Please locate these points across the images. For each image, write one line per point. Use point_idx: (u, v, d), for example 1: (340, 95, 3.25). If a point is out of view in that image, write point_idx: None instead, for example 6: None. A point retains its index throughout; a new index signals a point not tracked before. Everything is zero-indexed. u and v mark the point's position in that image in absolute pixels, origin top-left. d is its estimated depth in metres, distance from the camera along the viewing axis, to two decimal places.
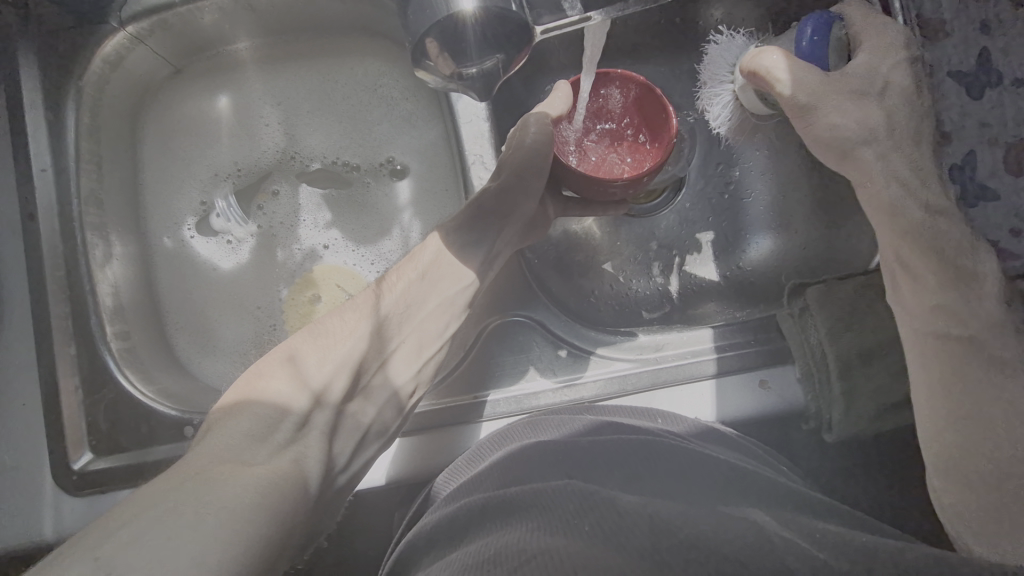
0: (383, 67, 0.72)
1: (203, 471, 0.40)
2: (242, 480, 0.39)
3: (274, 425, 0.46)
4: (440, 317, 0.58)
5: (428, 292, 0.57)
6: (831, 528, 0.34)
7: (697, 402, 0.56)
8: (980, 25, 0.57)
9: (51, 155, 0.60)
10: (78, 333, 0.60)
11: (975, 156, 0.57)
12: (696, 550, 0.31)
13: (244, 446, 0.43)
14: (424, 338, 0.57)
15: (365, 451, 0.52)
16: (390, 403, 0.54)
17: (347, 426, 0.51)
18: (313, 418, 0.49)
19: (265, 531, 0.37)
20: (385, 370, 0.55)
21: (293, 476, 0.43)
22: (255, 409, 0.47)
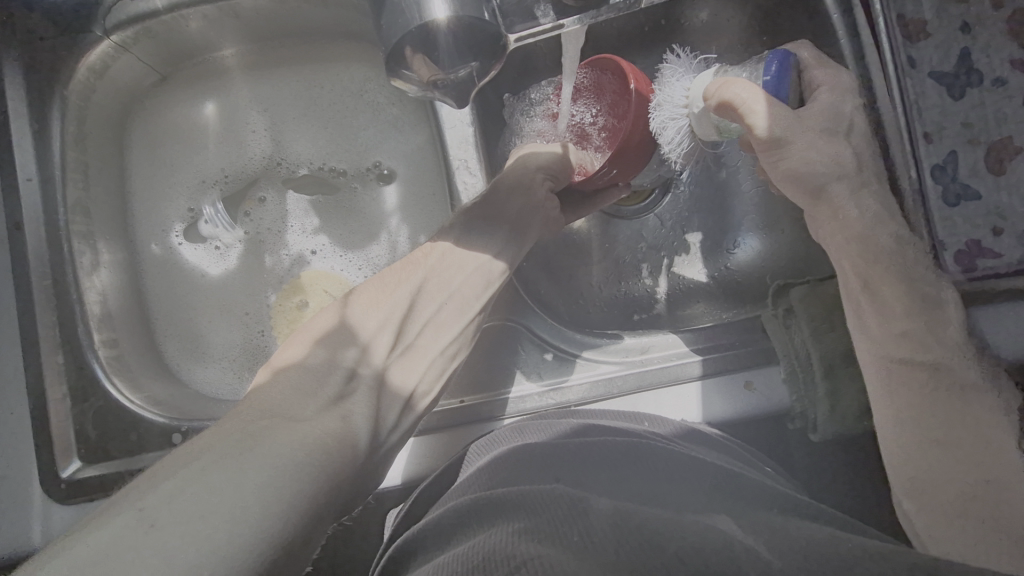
0: (369, 72, 0.72)
1: (250, 426, 0.38)
2: (288, 437, 0.38)
3: (321, 383, 0.44)
4: (472, 287, 0.55)
5: (461, 263, 0.55)
6: (814, 536, 0.34)
7: (682, 405, 0.56)
8: (960, 26, 0.58)
9: (37, 164, 0.60)
10: (65, 342, 0.60)
11: (956, 157, 0.57)
12: (680, 564, 0.31)
13: (292, 402, 0.41)
14: (458, 307, 0.54)
15: (412, 414, 0.50)
16: (429, 373, 0.52)
17: (392, 388, 0.48)
18: (358, 379, 0.46)
19: (308, 493, 0.36)
20: (426, 333, 0.53)
21: (341, 433, 0.41)
22: (294, 373, 0.44)
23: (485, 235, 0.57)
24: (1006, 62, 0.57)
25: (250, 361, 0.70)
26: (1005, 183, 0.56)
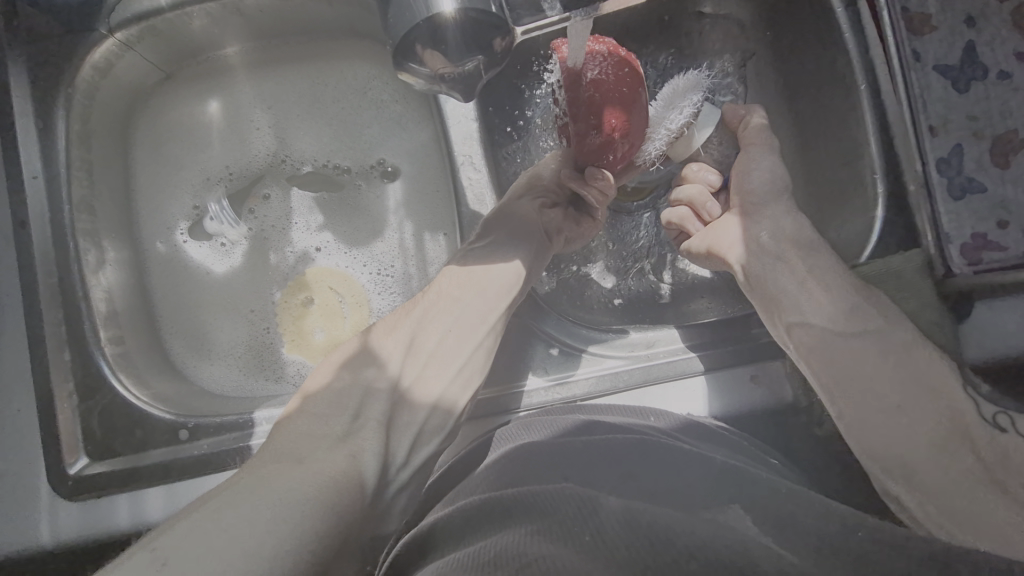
0: (372, 70, 0.72)
1: (263, 467, 0.41)
2: (297, 475, 0.40)
3: (329, 423, 0.46)
4: (480, 305, 0.55)
5: (470, 283, 0.56)
6: (824, 527, 0.34)
7: (687, 399, 0.57)
8: (963, 19, 0.55)
9: (42, 162, 0.60)
10: (72, 341, 0.59)
11: (961, 151, 0.55)
12: (694, 561, 0.31)
13: (309, 439, 0.45)
14: (468, 327, 0.54)
15: (427, 446, 0.51)
16: (443, 400, 0.52)
17: (408, 415, 0.51)
18: (371, 408, 0.49)
19: (317, 529, 0.38)
20: (434, 359, 0.53)
21: (350, 472, 0.43)
22: (313, 404, 0.48)
23: (487, 256, 0.57)
24: (1011, 56, 0.55)
25: (257, 359, 0.70)
26: (1011, 176, 0.54)
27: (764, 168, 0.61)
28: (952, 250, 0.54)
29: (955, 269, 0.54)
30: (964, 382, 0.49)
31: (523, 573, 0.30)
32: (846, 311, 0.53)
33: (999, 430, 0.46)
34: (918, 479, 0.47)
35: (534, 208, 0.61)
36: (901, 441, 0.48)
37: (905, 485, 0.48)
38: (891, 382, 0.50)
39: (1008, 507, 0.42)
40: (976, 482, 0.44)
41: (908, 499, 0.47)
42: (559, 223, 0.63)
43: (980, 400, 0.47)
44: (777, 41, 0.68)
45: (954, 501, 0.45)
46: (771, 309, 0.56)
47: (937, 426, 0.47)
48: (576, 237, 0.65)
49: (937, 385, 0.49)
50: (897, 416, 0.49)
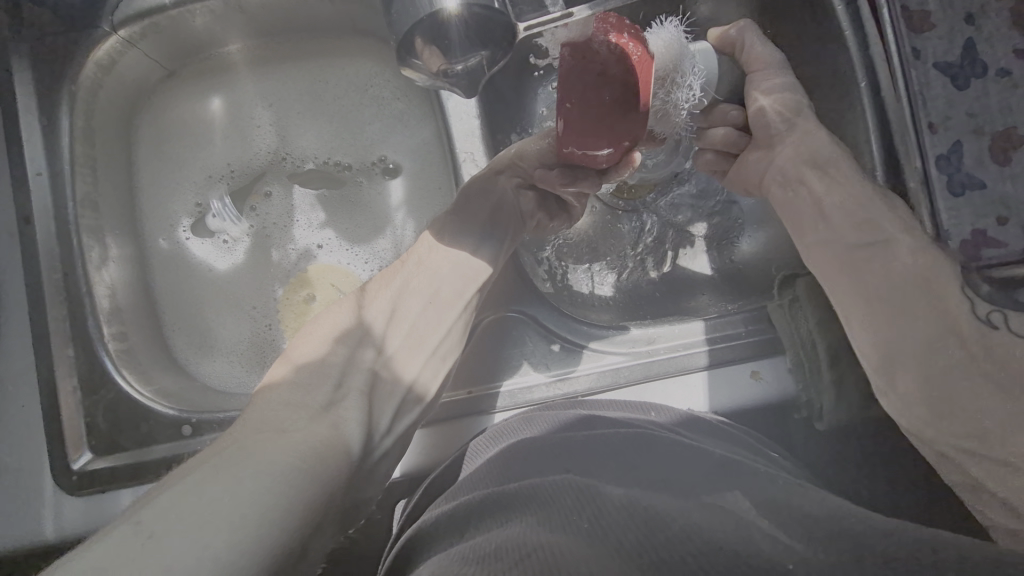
0: (373, 67, 0.72)
1: (245, 440, 0.41)
2: (280, 448, 0.40)
3: (309, 393, 0.47)
4: (459, 281, 0.58)
5: (443, 259, 0.59)
6: (817, 511, 0.35)
7: (689, 394, 0.57)
8: (964, 16, 0.56)
9: (47, 158, 0.60)
10: (76, 336, 0.60)
11: (961, 147, 0.55)
12: (690, 540, 0.32)
13: (289, 410, 0.45)
14: (445, 301, 0.57)
15: (404, 417, 0.53)
16: (423, 373, 0.55)
17: (387, 387, 0.53)
18: (350, 377, 0.51)
19: (304, 500, 0.38)
20: (412, 329, 0.56)
21: (332, 440, 0.44)
22: (294, 376, 0.49)
23: (464, 232, 0.60)
24: (1011, 52, 0.56)
25: (258, 354, 0.70)
26: (1010, 173, 0.55)
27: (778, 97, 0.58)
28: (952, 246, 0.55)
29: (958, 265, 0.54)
30: (964, 284, 0.52)
31: (524, 563, 0.30)
32: (853, 222, 0.54)
33: (991, 327, 0.49)
34: (910, 376, 0.50)
35: (511, 185, 0.61)
36: (899, 348, 0.51)
37: (891, 385, 0.51)
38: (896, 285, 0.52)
39: (993, 392, 0.48)
40: (963, 377, 0.49)
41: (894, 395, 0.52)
42: (533, 209, 0.63)
43: (976, 301, 0.51)
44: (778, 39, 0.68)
45: (949, 399, 0.49)
46: (794, 228, 0.57)
47: (933, 331, 0.50)
48: (550, 224, 0.65)
49: (937, 288, 0.51)
50: (897, 320, 0.51)
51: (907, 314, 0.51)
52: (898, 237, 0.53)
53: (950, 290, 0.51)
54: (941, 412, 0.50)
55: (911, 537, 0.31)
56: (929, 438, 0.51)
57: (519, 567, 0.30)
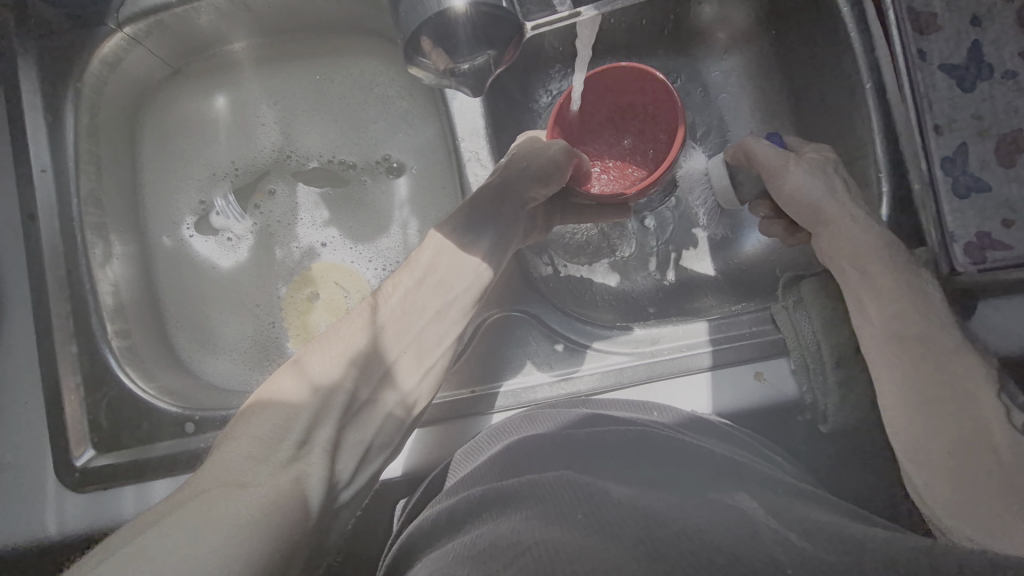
0: (379, 66, 0.73)
1: (205, 491, 0.39)
2: (240, 499, 0.38)
3: (274, 444, 0.43)
4: (441, 323, 0.55)
5: (436, 291, 0.55)
6: (817, 519, 0.36)
7: (693, 395, 0.57)
8: (969, 18, 0.55)
9: (51, 156, 0.60)
10: (79, 333, 0.60)
11: (966, 150, 0.55)
12: (688, 542, 0.32)
13: (249, 462, 0.41)
14: (428, 344, 0.54)
15: (372, 464, 0.49)
16: (401, 407, 0.51)
17: (355, 434, 0.48)
18: (317, 434, 0.45)
19: (265, 550, 0.36)
20: (393, 375, 0.51)
21: (293, 495, 0.40)
22: (254, 428, 0.44)
23: (465, 253, 0.56)
24: (1016, 55, 0.55)
25: (260, 351, 0.70)
26: (1014, 176, 0.54)
27: (810, 188, 0.58)
28: (956, 248, 0.54)
29: (960, 267, 0.54)
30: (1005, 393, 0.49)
31: (521, 560, 0.31)
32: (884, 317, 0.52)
33: None
34: (933, 463, 0.48)
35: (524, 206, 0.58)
36: (922, 436, 0.48)
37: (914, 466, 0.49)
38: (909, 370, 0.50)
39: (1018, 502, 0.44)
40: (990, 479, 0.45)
41: (918, 480, 0.49)
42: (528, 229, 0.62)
43: (1014, 410, 0.48)
44: (783, 40, 0.68)
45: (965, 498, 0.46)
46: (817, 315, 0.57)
47: (971, 423, 0.48)
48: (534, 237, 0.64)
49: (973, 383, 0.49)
50: (925, 410, 0.49)
51: (940, 407, 0.49)
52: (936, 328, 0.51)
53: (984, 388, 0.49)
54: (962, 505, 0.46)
55: (910, 545, 0.32)
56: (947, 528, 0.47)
57: (517, 563, 0.31)
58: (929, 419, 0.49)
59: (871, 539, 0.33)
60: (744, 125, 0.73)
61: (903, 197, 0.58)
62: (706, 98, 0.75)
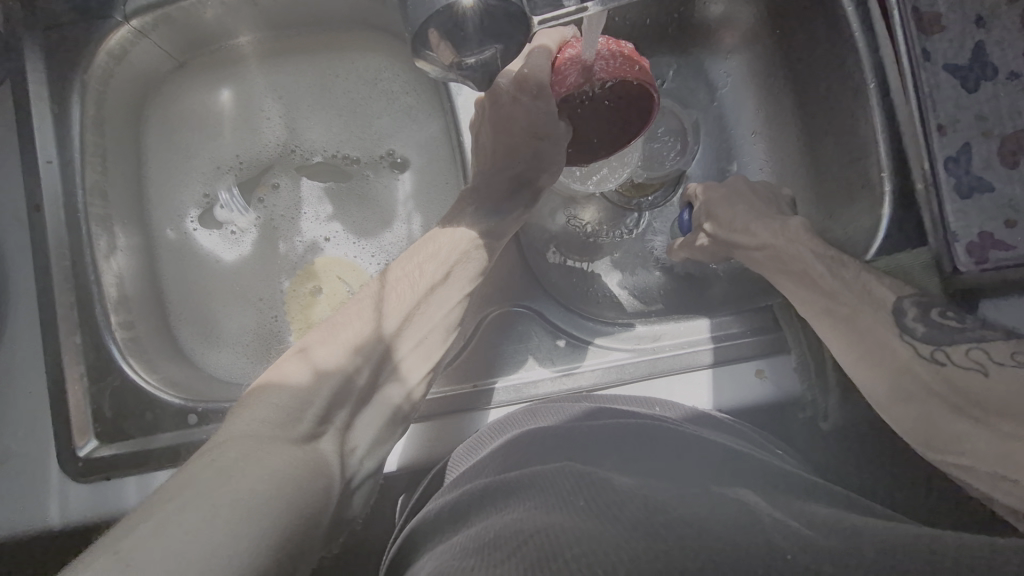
0: (385, 61, 0.73)
1: (229, 453, 0.39)
2: (263, 466, 0.38)
3: (294, 417, 0.44)
4: (455, 313, 0.56)
5: (455, 280, 0.56)
6: (820, 510, 0.36)
7: (695, 391, 0.57)
8: (974, 19, 0.55)
9: (57, 147, 0.60)
10: (84, 324, 0.60)
11: (970, 150, 0.55)
12: (690, 527, 0.32)
13: (269, 428, 0.42)
14: (442, 333, 0.55)
15: (383, 447, 0.50)
16: (412, 397, 0.52)
17: (367, 418, 0.49)
18: (334, 414, 0.47)
19: (285, 521, 0.36)
20: (407, 362, 0.52)
21: (313, 467, 0.41)
22: (273, 398, 0.45)
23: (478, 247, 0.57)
24: (1020, 56, 0.55)
25: (263, 344, 0.70)
26: (1018, 176, 0.54)
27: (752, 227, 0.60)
28: (958, 248, 0.54)
29: (961, 267, 0.54)
30: (900, 329, 0.52)
31: (524, 550, 0.31)
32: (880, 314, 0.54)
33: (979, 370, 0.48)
34: (901, 412, 0.51)
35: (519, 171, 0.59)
36: (888, 394, 0.52)
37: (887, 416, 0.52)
38: (899, 365, 0.51)
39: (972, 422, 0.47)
40: (955, 412, 0.48)
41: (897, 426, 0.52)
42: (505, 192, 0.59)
43: (917, 343, 0.51)
44: (787, 39, 0.68)
45: (936, 433, 0.49)
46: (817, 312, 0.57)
47: (924, 370, 0.50)
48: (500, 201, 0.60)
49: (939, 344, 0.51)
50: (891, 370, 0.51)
51: (900, 363, 0.51)
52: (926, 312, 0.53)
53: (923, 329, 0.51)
54: (941, 445, 0.49)
55: (912, 531, 0.32)
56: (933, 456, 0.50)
57: (520, 554, 0.31)
58: (888, 379, 0.52)
59: (875, 527, 0.33)
60: (746, 125, 0.74)
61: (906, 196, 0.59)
62: (709, 96, 0.75)
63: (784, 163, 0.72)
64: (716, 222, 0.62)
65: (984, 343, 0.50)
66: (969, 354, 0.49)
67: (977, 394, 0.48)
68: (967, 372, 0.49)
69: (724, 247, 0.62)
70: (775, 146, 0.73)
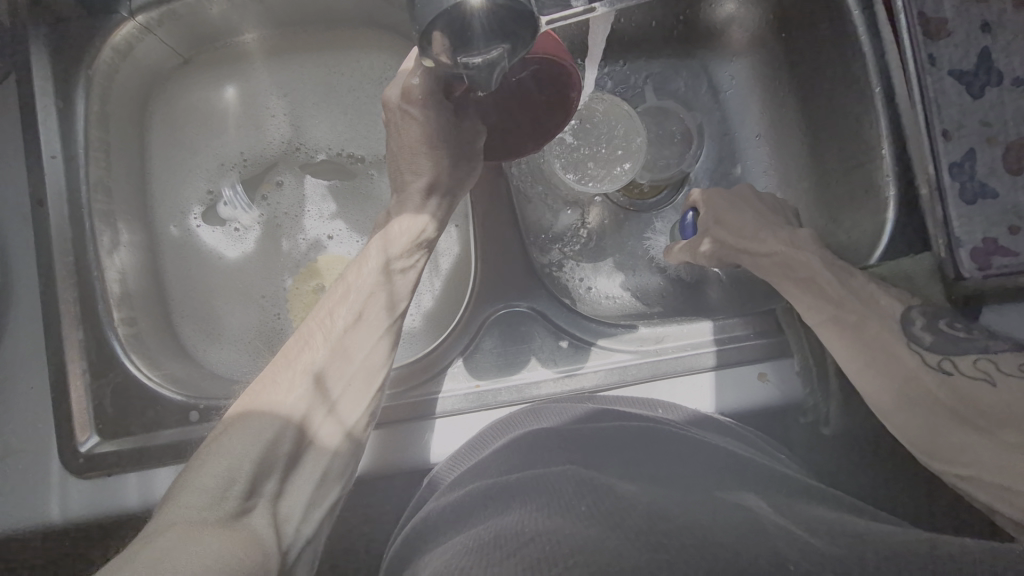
0: (390, 60, 0.73)
1: (153, 548, 0.35)
2: (195, 554, 0.35)
3: (219, 499, 0.40)
4: (382, 350, 0.50)
5: (376, 316, 0.49)
6: (821, 516, 0.37)
7: (696, 393, 0.57)
8: (980, 25, 0.55)
9: (61, 142, 0.60)
10: (86, 320, 0.60)
11: (974, 156, 0.54)
12: (691, 535, 0.32)
13: (195, 517, 0.38)
14: (371, 374, 0.49)
15: (325, 496, 0.47)
16: (346, 443, 0.48)
17: (301, 477, 0.45)
18: (262, 484, 0.43)
19: None
20: (335, 414, 0.47)
21: (249, 550, 0.38)
22: (195, 479, 0.41)
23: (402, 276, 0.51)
24: None
25: (265, 342, 0.70)
26: (1022, 183, 0.54)
27: (757, 231, 0.60)
28: (962, 254, 0.54)
29: (964, 273, 0.54)
30: (907, 337, 0.52)
31: (522, 553, 0.31)
32: (884, 321, 0.53)
33: (981, 379, 0.49)
34: (906, 420, 0.51)
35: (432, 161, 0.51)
36: (893, 402, 0.51)
37: (888, 421, 0.52)
38: (902, 371, 0.51)
39: (973, 434, 0.48)
40: (957, 423, 0.49)
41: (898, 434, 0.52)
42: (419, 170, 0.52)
43: (925, 352, 0.51)
44: (793, 43, 0.68)
45: (941, 446, 0.49)
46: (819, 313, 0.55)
47: (930, 379, 0.50)
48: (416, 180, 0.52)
49: (948, 353, 0.51)
50: (892, 377, 0.51)
51: (904, 372, 0.51)
52: (932, 319, 0.53)
53: (932, 342, 0.51)
54: (942, 456, 0.49)
55: (912, 536, 0.33)
56: (932, 464, 0.50)
57: (519, 555, 0.31)
58: (897, 385, 0.51)
59: (875, 531, 0.34)
60: (750, 128, 0.74)
61: (910, 202, 0.59)
62: (714, 99, 0.75)
63: (789, 168, 0.72)
64: (723, 228, 0.61)
65: (991, 352, 0.50)
66: (977, 364, 0.50)
67: (983, 404, 0.48)
68: (975, 382, 0.49)
69: (731, 253, 0.61)
70: (778, 150, 0.73)
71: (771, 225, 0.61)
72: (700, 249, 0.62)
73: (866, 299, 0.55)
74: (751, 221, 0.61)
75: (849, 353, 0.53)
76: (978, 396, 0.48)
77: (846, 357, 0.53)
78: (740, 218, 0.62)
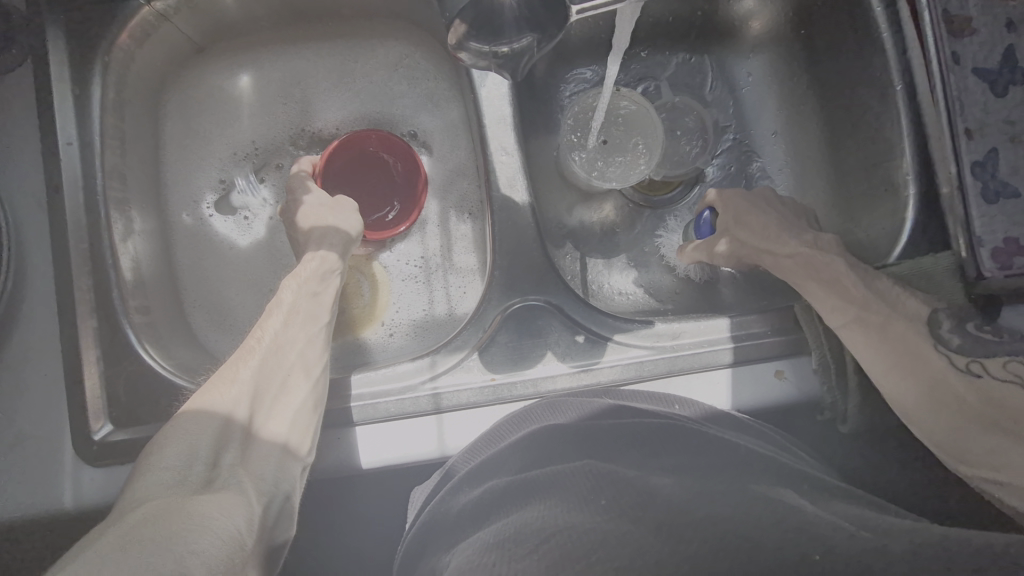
0: (406, 50, 0.73)
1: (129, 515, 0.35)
2: (179, 510, 0.36)
3: (185, 472, 0.40)
4: (316, 347, 0.53)
5: (303, 320, 0.53)
6: (848, 511, 0.36)
7: (713, 391, 0.57)
8: (1005, 23, 0.54)
9: (77, 128, 0.60)
10: (100, 309, 0.60)
11: (997, 155, 0.54)
12: (715, 530, 0.32)
13: (166, 488, 0.38)
14: (308, 364, 0.52)
15: (289, 473, 0.46)
16: (300, 426, 0.49)
17: (259, 451, 0.45)
18: (224, 457, 0.43)
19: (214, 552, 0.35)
20: (282, 397, 0.49)
21: (229, 508, 0.38)
22: (159, 462, 0.41)
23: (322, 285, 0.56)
24: None
25: None
26: None
27: (776, 230, 0.60)
28: (983, 252, 0.53)
29: (985, 273, 0.52)
30: (934, 339, 0.52)
31: (548, 545, 0.32)
32: (905, 321, 0.53)
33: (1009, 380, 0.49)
34: (931, 422, 0.50)
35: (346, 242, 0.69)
36: (916, 404, 0.51)
37: (913, 423, 0.52)
38: (924, 371, 0.51)
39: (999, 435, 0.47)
40: (982, 425, 0.48)
41: (924, 436, 0.51)
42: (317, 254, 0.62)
43: (952, 354, 0.51)
44: (812, 39, 0.68)
45: (969, 448, 0.48)
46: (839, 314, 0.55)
47: (954, 379, 0.50)
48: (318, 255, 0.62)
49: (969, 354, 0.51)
50: (916, 379, 0.51)
51: (928, 374, 0.51)
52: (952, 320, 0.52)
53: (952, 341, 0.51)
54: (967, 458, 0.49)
55: (939, 532, 0.33)
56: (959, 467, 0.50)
57: (541, 550, 0.31)
58: (920, 387, 0.51)
59: (902, 528, 0.34)
60: (768, 124, 0.73)
61: (931, 202, 0.58)
62: (731, 95, 0.74)
63: (805, 165, 0.71)
64: (743, 226, 0.61)
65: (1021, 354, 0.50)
66: (1007, 367, 0.49)
67: (1011, 405, 0.48)
68: (1005, 384, 0.48)
69: (751, 253, 0.61)
70: (795, 147, 0.72)
71: (790, 226, 0.61)
72: (717, 248, 0.63)
73: (886, 299, 0.54)
74: (771, 220, 0.61)
75: (871, 353, 0.53)
76: (1004, 397, 0.48)
77: (869, 358, 0.53)
78: (759, 216, 0.62)
